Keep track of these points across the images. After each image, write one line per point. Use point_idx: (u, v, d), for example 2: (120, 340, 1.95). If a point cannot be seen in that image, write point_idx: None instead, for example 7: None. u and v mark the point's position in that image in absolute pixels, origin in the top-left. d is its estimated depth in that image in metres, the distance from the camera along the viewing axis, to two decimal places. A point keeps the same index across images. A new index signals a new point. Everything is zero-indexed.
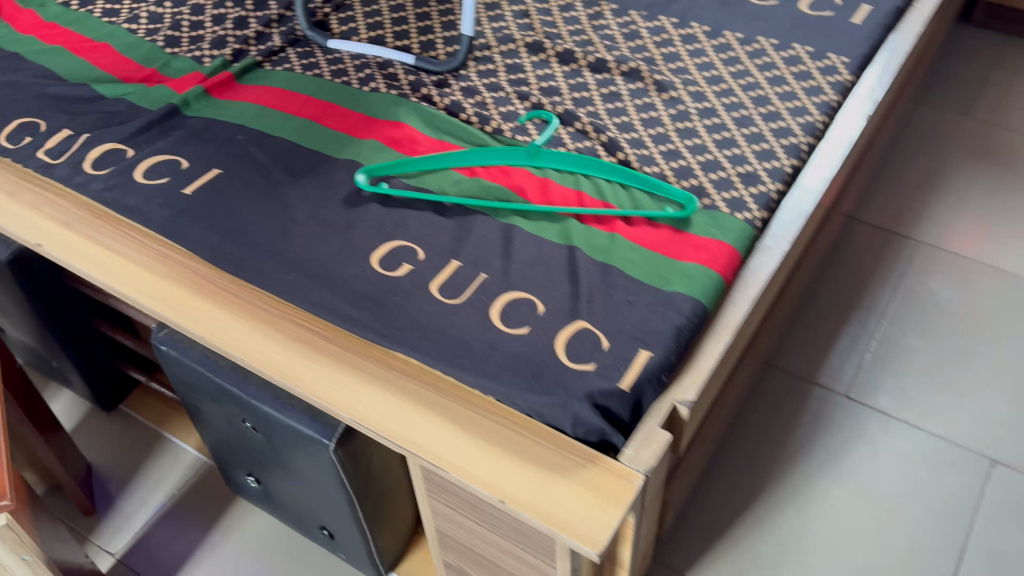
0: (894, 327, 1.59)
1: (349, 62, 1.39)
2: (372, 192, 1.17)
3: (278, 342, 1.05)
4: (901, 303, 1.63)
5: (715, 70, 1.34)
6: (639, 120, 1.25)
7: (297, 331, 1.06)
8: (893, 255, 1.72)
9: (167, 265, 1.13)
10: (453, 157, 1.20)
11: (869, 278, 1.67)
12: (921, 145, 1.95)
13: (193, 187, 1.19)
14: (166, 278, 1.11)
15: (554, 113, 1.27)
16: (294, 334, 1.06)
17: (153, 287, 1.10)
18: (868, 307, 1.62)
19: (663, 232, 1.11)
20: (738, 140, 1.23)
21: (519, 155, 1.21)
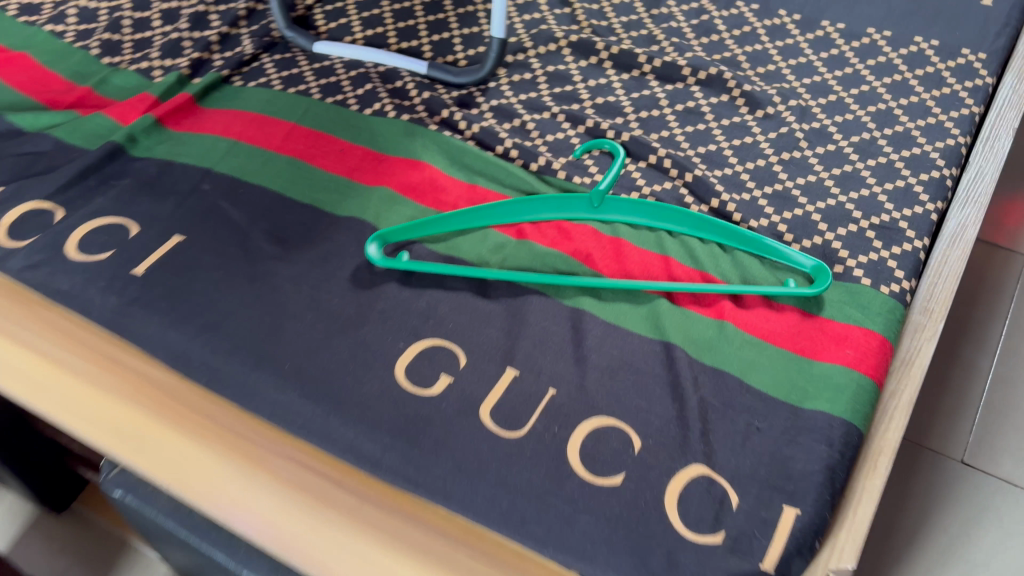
0: (1008, 368, 1.33)
1: (344, 74, 1.08)
2: (384, 267, 0.87)
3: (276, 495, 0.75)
4: (1011, 336, 1.37)
5: (818, 76, 1.04)
6: (731, 150, 0.97)
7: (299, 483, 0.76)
8: (993, 274, 1.45)
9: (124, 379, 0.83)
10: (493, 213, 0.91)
11: (970, 305, 1.41)
12: None
13: (145, 265, 0.88)
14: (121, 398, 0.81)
15: (620, 142, 0.97)
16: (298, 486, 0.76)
17: (101, 410, 0.79)
18: (975, 343, 1.35)
19: (787, 317, 0.83)
20: (864, 175, 0.93)
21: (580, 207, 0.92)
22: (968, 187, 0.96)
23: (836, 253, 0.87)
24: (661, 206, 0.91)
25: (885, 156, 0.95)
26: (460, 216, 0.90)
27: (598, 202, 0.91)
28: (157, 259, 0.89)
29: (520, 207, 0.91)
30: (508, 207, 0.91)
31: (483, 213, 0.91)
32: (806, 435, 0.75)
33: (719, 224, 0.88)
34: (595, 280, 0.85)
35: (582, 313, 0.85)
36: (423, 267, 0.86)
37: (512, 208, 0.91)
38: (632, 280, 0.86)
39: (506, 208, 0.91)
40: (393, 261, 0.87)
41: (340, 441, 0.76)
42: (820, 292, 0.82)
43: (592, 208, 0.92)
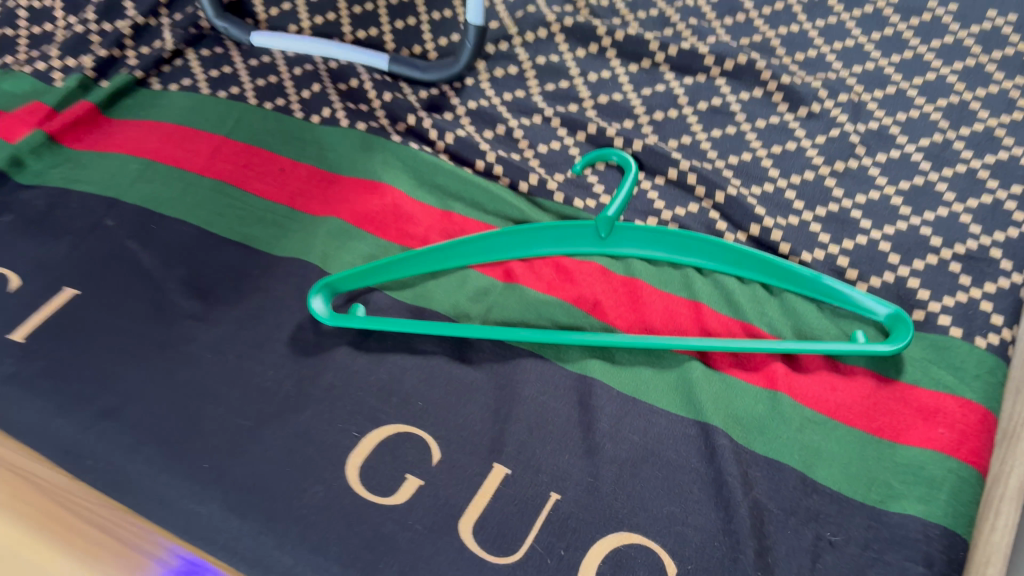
0: None
1: (286, 73, 0.88)
2: (333, 325, 0.67)
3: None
4: None
5: (870, 63, 0.84)
6: (771, 160, 0.77)
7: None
8: None
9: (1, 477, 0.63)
10: (472, 249, 0.71)
11: None
12: None
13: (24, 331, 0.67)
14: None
15: (632, 152, 0.78)
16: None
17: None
18: None
19: (856, 384, 0.64)
20: (941, 190, 0.74)
21: (584, 239, 0.72)
22: None
23: (913, 293, 0.68)
24: (687, 237, 0.71)
25: (965, 164, 0.76)
26: (430, 254, 0.70)
27: (606, 233, 0.71)
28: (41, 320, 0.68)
29: (507, 241, 0.72)
30: (491, 241, 0.71)
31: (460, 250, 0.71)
32: (899, 553, 0.56)
33: (763, 259, 0.69)
34: (606, 338, 0.65)
35: (590, 382, 0.65)
36: (383, 324, 0.67)
37: (496, 242, 0.72)
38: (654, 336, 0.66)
39: (490, 243, 0.71)
40: (342, 317, 0.67)
41: (277, 567, 0.58)
42: (903, 347, 0.63)
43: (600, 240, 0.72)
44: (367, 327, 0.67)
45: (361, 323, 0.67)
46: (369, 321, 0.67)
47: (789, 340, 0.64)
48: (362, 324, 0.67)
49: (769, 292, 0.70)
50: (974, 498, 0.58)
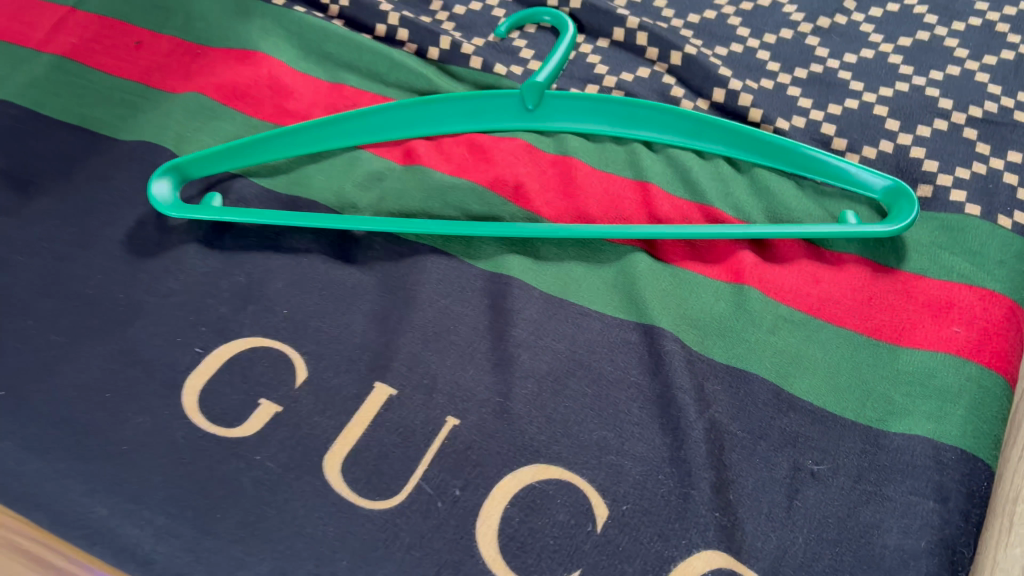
0: None
1: None
2: (177, 217, 0.52)
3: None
4: None
5: None
6: (739, 18, 0.63)
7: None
8: None
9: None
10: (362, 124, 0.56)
11: None
12: None
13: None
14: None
15: (569, 12, 0.63)
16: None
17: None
18: None
19: (846, 275, 0.50)
20: (950, 46, 0.60)
21: (506, 112, 0.57)
22: None
23: (917, 164, 0.54)
24: (636, 104, 0.56)
25: (980, 17, 0.61)
26: (306, 130, 0.55)
27: (533, 104, 0.57)
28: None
29: (406, 113, 0.57)
30: (386, 114, 0.56)
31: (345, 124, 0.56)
32: (900, 485, 0.42)
33: (730, 127, 0.54)
34: (525, 227, 0.51)
35: (505, 281, 0.51)
36: (240, 215, 0.52)
37: (393, 115, 0.57)
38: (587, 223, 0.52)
39: (384, 117, 0.56)
40: (190, 207, 0.53)
41: (88, 521, 0.43)
42: (906, 228, 0.49)
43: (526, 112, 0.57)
44: (221, 220, 0.53)
45: (213, 215, 0.52)
46: (222, 212, 0.52)
47: (761, 225, 0.50)
48: (214, 216, 0.52)
49: (736, 169, 0.56)
50: (1000, 414, 0.45)
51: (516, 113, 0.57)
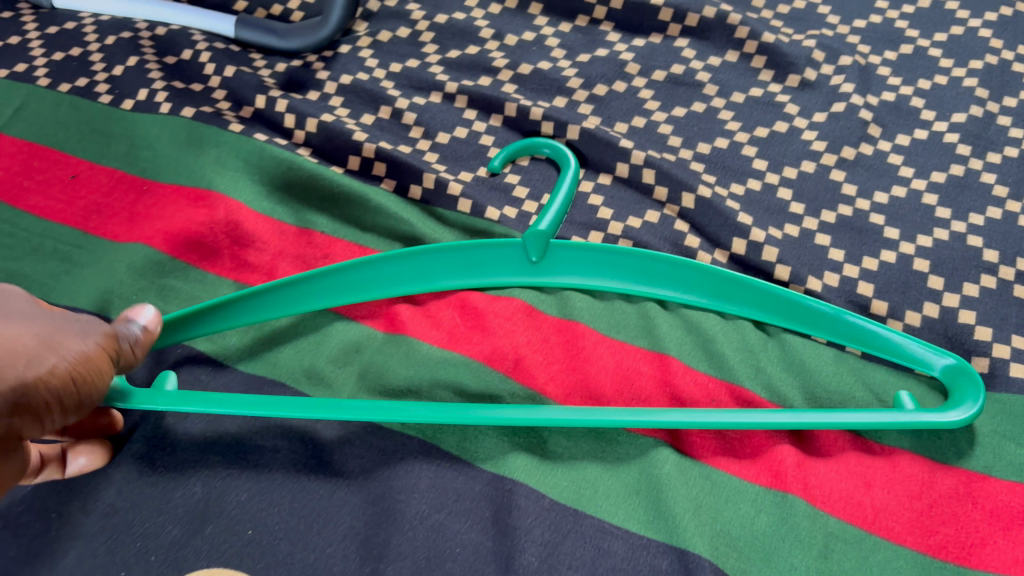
0: None
1: (95, 41, 0.64)
2: (123, 406, 0.44)
3: (38, 320, 0.37)
4: None
5: (875, 16, 0.63)
6: (755, 147, 0.56)
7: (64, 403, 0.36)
8: None
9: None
10: (338, 285, 0.48)
11: None
12: None
13: (94, 327, 0.39)
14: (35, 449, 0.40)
15: (567, 143, 0.57)
16: (70, 398, 0.36)
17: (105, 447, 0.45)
18: None
19: (900, 477, 0.44)
20: (987, 182, 0.54)
21: (504, 264, 0.50)
22: None
23: (968, 333, 0.48)
24: (650, 256, 0.48)
25: (1016, 147, 0.56)
26: (274, 294, 0.47)
27: (538, 255, 0.49)
28: (127, 361, 0.41)
29: (389, 270, 0.49)
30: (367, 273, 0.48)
31: (317, 286, 0.47)
32: None
33: (762, 288, 0.47)
34: (535, 414, 0.43)
35: (509, 487, 0.43)
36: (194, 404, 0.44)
37: (374, 272, 0.49)
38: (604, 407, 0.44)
39: (363, 275, 0.48)
40: (138, 394, 0.45)
41: None
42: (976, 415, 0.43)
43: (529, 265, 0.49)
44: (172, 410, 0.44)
45: (162, 404, 0.44)
46: (172, 400, 0.44)
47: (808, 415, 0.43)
48: (164, 407, 0.44)
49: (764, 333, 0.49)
50: None
51: (516, 266, 0.50)
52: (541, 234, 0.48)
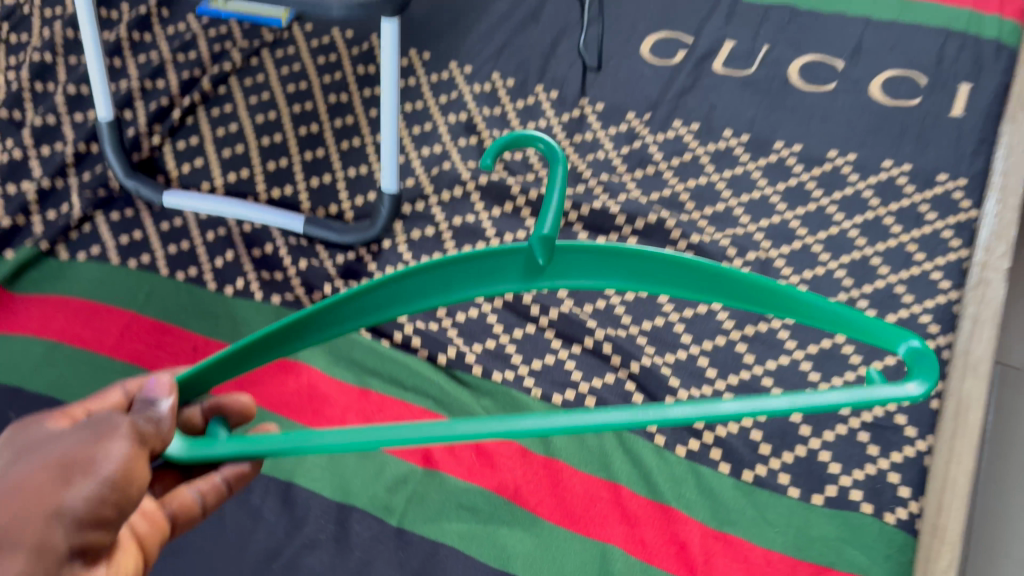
0: None
1: (200, 237, 0.87)
2: (183, 462, 0.42)
3: (59, 444, 0.39)
4: None
5: (775, 216, 0.87)
6: (683, 324, 0.79)
7: (108, 502, 0.39)
8: None
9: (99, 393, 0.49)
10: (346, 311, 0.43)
11: None
12: None
13: (118, 423, 0.40)
14: (182, 491, 0.50)
15: (546, 323, 0.79)
16: (113, 494, 0.39)
17: (256, 466, 0.53)
18: None
19: (776, 569, 0.64)
20: (846, 352, 0.76)
21: (511, 274, 0.46)
22: (970, 345, 0.78)
23: (824, 466, 0.70)
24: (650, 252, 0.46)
25: None
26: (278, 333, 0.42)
27: (546, 258, 0.45)
28: (168, 429, 0.41)
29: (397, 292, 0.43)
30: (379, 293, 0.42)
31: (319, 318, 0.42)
32: None
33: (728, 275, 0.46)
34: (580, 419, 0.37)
35: None
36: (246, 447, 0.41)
37: (382, 293, 0.43)
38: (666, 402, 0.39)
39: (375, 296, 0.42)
40: (190, 451, 0.43)
41: None
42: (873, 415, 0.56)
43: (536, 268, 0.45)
44: (231, 460, 0.42)
45: (219, 452, 0.42)
46: (226, 447, 0.42)
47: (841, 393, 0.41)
48: (224, 457, 0.42)
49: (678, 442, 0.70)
50: None
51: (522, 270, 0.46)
52: (549, 237, 0.44)
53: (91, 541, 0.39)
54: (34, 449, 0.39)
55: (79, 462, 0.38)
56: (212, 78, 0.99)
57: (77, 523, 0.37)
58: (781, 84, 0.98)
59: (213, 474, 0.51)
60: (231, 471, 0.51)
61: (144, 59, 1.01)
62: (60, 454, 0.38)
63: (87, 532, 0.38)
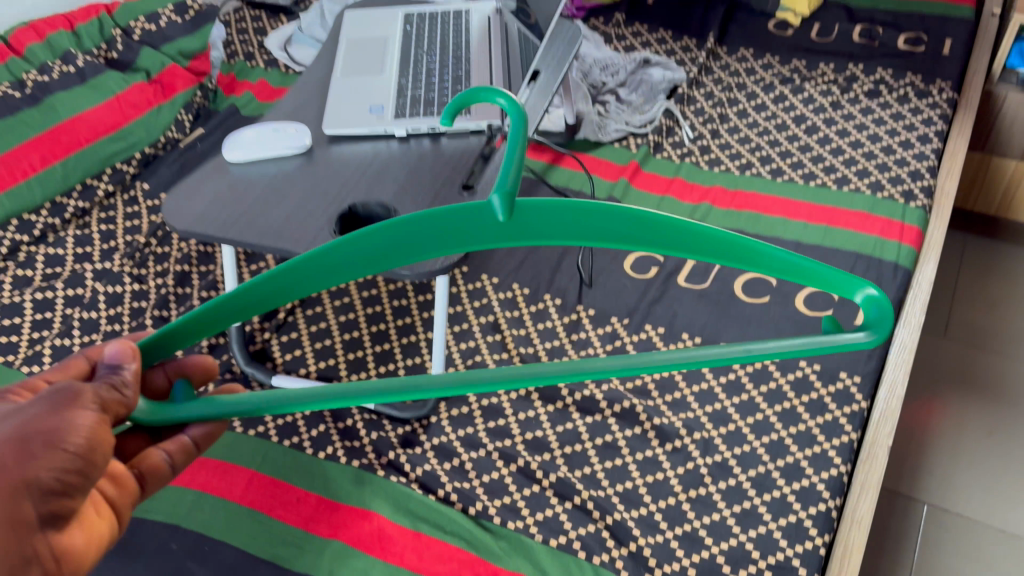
0: None
1: (299, 411, 1.20)
2: (148, 422, 0.60)
3: (34, 412, 0.55)
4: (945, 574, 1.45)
5: (717, 403, 1.19)
6: (645, 487, 1.10)
7: (72, 469, 0.55)
8: (922, 519, 1.53)
9: (78, 366, 0.66)
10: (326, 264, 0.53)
11: (909, 547, 1.49)
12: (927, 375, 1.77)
13: (80, 394, 0.56)
14: (153, 455, 0.66)
15: (547, 484, 1.11)
16: (76, 461, 0.55)
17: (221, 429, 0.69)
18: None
19: None
20: (761, 511, 1.06)
21: (478, 230, 0.52)
22: (857, 508, 1.06)
23: None
24: (595, 204, 0.51)
25: (778, 489, 1.08)
26: (267, 291, 0.54)
27: (505, 215, 0.51)
28: (130, 396, 0.58)
29: (366, 248, 0.52)
30: (350, 250, 0.52)
31: (304, 269, 0.53)
32: None
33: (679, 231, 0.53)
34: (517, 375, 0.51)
35: None
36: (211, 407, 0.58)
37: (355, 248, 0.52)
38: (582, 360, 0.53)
39: (345, 254, 0.52)
40: (155, 413, 0.60)
41: None
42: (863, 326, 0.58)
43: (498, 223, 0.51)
44: (192, 417, 0.59)
45: (183, 413, 0.59)
46: (191, 408, 0.59)
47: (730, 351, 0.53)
48: (188, 416, 0.59)
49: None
50: None
51: (487, 228, 0.52)
52: (509, 194, 0.50)
53: (61, 502, 0.56)
54: (13, 416, 0.55)
55: (50, 436, 0.54)
56: None
57: (46, 491, 0.54)
58: (727, 296, 1.33)
59: (180, 434, 0.68)
60: (199, 434, 0.68)
61: (257, 269, 1.38)
62: (28, 425, 0.54)
63: (57, 496, 0.55)
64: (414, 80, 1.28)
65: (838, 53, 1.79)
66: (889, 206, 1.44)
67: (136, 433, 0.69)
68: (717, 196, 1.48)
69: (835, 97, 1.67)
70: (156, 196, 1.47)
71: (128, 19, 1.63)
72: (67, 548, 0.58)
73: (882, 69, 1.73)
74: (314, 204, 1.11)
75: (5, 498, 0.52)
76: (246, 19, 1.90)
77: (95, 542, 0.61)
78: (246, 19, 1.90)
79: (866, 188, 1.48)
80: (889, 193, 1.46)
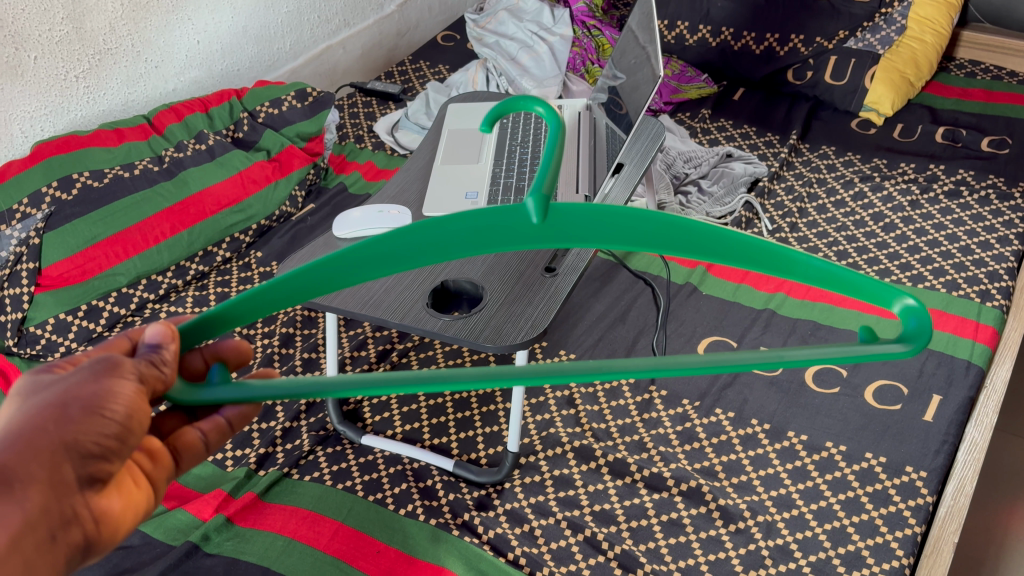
0: None
1: (384, 469, 1.29)
2: (183, 402, 0.57)
3: (77, 377, 0.54)
4: None
5: (782, 488, 1.23)
6: (707, 565, 1.14)
7: (109, 436, 0.54)
8: None
9: (119, 345, 0.60)
10: (360, 260, 0.54)
11: None
12: (1009, 479, 1.73)
13: (123, 365, 0.54)
14: (187, 432, 0.63)
15: (611, 555, 1.16)
16: (114, 429, 0.54)
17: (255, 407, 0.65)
18: None
19: None
20: None
21: (518, 235, 0.54)
22: None
23: None
24: (628, 208, 0.53)
25: None
26: (302, 288, 0.55)
27: (540, 217, 0.53)
28: (168, 373, 0.56)
29: (413, 242, 0.53)
30: (390, 246, 0.53)
31: (352, 260, 0.54)
32: None
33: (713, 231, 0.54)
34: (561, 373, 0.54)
35: None
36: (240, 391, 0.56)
37: (400, 244, 0.53)
38: (606, 361, 0.55)
39: (384, 250, 0.53)
40: (187, 392, 0.58)
41: None
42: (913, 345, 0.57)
43: (535, 225, 0.53)
44: (224, 402, 0.57)
45: (214, 396, 0.57)
46: (223, 391, 0.57)
47: (755, 356, 0.55)
48: (220, 399, 0.57)
49: None
50: None
51: (528, 231, 0.53)
52: (543, 197, 0.52)
53: (102, 465, 0.54)
54: (55, 383, 0.54)
55: (91, 402, 0.53)
56: (399, 351, 1.47)
57: (86, 454, 0.53)
58: (798, 385, 1.38)
59: (215, 415, 0.64)
60: (233, 414, 0.64)
61: (355, 334, 1.50)
62: (70, 391, 0.53)
63: (96, 459, 0.54)
64: (507, 168, 1.40)
65: (918, 154, 1.84)
66: (964, 304, 1.47)
67: (174, 411, 0.65)
68: (793, 288, 1.54)
69: (914, 196, 1.71)
70: (267, 263, 1.61)
71: (255, 104, 1.82)
72: (106, 512, 0.56)
73: (963, 170, 1.76)
74: (410, 279, 1.22)
75: (45, 462, 0.51)
76: (358, 104, 2.11)
77: (133, 511, 0.58)
78: (358, 104, 2.11)
79: (941, 285, 1.50)
80: (965, 292, 1.49)
